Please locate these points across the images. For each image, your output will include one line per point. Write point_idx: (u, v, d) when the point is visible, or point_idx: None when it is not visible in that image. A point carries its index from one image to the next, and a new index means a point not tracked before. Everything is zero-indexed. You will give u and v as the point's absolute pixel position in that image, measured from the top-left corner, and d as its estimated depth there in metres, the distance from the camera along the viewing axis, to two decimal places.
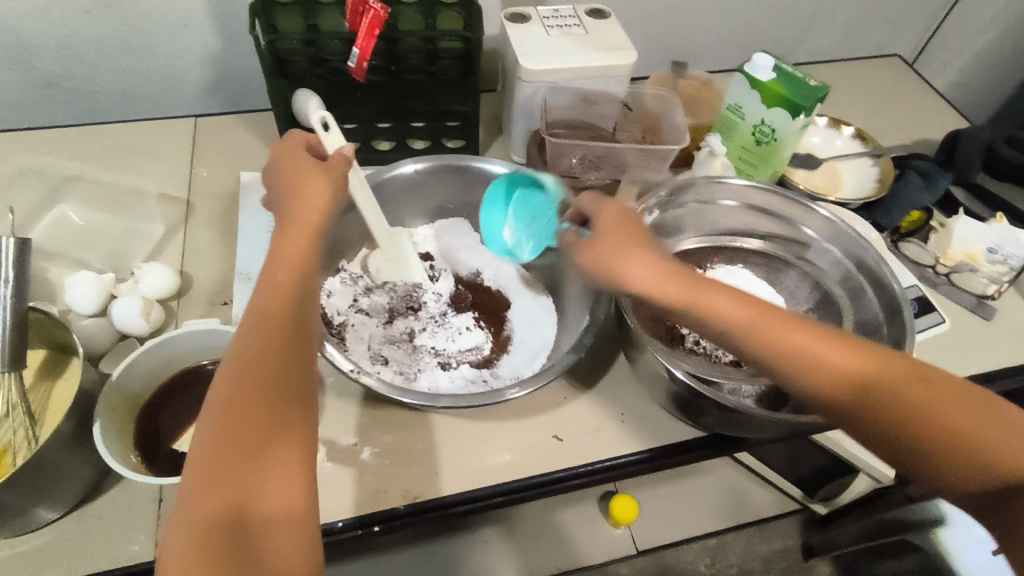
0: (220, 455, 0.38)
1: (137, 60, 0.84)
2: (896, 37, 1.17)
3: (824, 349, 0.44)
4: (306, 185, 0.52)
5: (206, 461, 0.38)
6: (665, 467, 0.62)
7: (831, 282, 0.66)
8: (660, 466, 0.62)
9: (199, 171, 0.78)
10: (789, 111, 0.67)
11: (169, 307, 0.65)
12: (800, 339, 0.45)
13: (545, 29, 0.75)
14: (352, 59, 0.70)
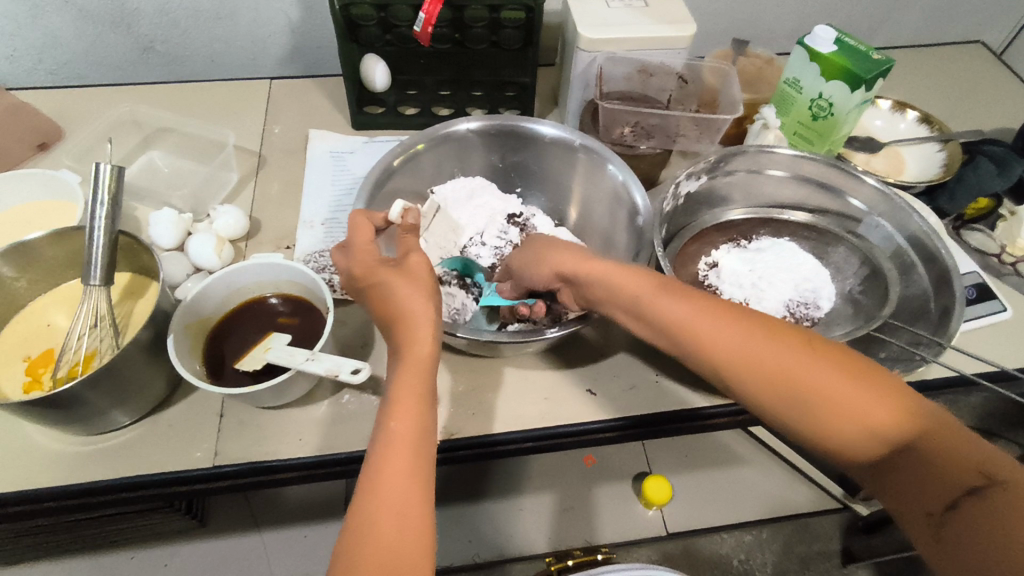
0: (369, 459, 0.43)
1: (226, 26, 0.90)
2: (986, 24, 1.12)
3: (750, 350, 0.46)
4: (394, 282, 0.49)
5: (365, 475, 0.42)
6: (686, 432, 0.63)
7: (881, 256, 0.66)
8: (682, 430, 0.63)
9: (272, 129, 0.83)
10: (849, 85, 0.65)
11: (238, 247, 0.70)
12: (757, 358, 0.46)
13: (606, 2, 0.76)
14: (419, 23, 0.73)
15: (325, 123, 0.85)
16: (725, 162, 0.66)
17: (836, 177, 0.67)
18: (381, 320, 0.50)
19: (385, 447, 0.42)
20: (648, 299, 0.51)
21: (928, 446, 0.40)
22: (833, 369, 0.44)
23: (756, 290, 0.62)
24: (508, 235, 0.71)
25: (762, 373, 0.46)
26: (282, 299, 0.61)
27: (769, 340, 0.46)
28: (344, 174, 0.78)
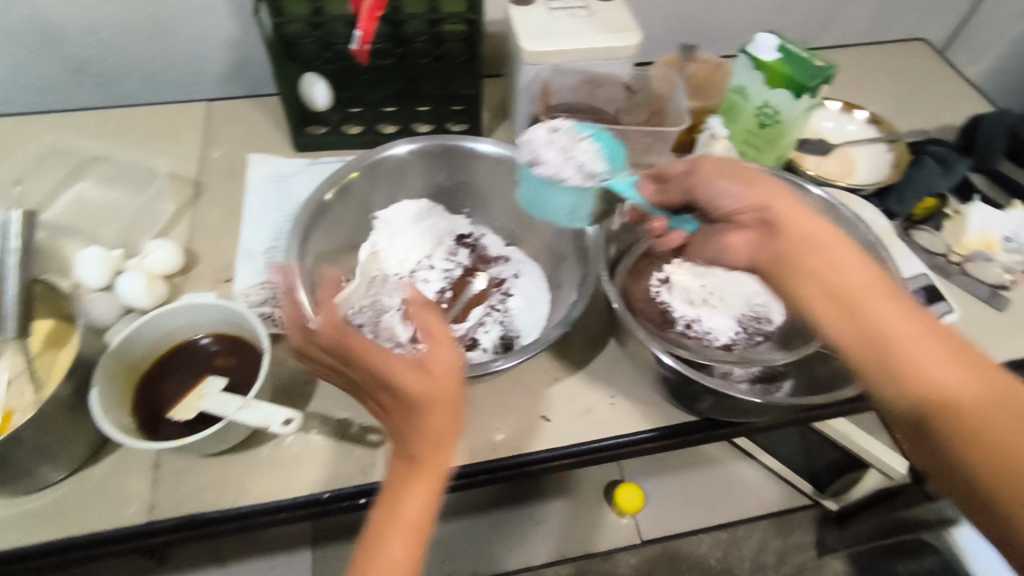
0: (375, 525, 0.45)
1: (160, 46, 0.85)
2: (930, 21, 1.14)
3: (897, 329, 0.43)
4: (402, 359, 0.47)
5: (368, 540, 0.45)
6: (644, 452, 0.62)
7: None
8: (641, 451, 0.61)
9: (210, 153, 0.80)
10: (794, 92, 0.65)
11: (174, 283, 0.67)
12: (912, 339, 0.42)
13: (550, 12, 0.74)
14: (354, 41, 0.70)
15: (267, 146, 0.82)
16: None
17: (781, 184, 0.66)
18: (356, 375, 0.49)
19: (390, 522, 0.45)
20: (828, 269, 0.45)
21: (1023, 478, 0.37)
22: (961, 371, 0.41)
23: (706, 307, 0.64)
24: (457, 257, 0.70)
25: (913, 368, 0.41)
26: (218, 339, 0.59)
27: (916, 329, 0.43)
28: (286, 199, 0.75)
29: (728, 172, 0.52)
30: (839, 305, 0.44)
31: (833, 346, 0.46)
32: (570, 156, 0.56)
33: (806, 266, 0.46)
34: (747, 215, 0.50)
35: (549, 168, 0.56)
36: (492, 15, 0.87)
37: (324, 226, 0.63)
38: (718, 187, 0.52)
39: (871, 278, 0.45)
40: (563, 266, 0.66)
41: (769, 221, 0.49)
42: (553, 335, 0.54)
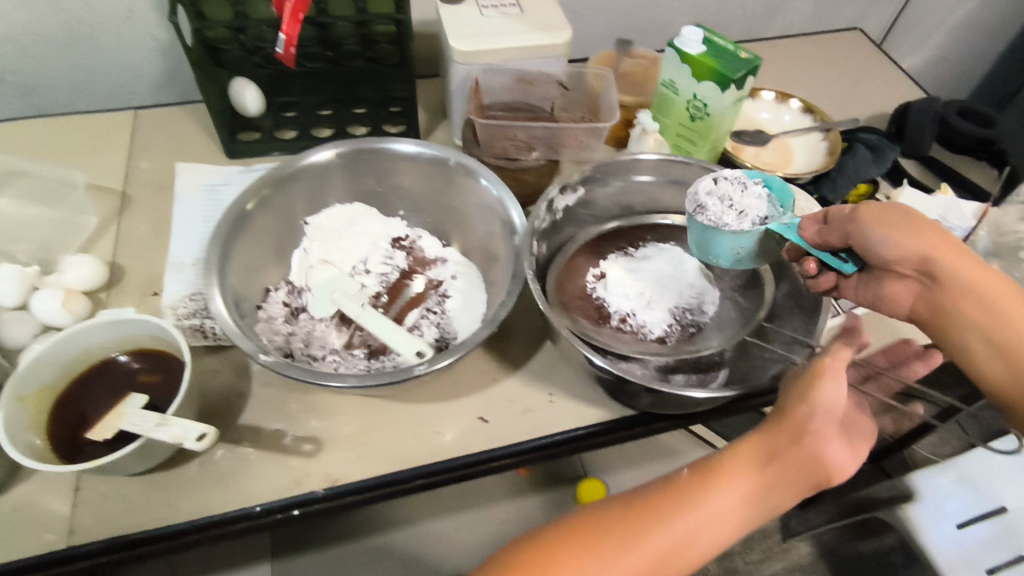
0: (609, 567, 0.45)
1: (85, 54, 0.82)
2: (867, 13, 1.17)
3: None
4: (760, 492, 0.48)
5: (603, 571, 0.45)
6: (585, 448, 0.62)
7: None
8: (580, 447, 0.61)
9: (138, 164, 0.78)
10: (719, 85, 0.66)
11: (98, 298, 0.65)
12: None
13: (480, 10, 0.74)
14: (279, 45, 0.69)
15: (200, 154, 0.80)
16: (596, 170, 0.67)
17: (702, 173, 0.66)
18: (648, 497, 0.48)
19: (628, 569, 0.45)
20: (998, 299, 0.52)
21: None
22: None
23: (644, 301, 0.65)
24: (394, 260, 0.69)
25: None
26: (141, 355, 0.57)
27: None
28: (216, 208, 0.73)
29: (894, 219, 0.54)
30: (998, 338, 0.52)
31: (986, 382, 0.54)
32: (730, 202, 0.58)
33: (971, 311, 0.53)
34: (911, 267, 0.54)
35: (711, 215, 0.58)
36: (427, 14, 0.86)
37: (250, 234, 0.62)
38: (886, 239, 0.53)
39: (1015, 306, 0.52)
40: (498, 265, 0.66)
41: (930, 273, 0.54)
42: (478, 336, 0.53)
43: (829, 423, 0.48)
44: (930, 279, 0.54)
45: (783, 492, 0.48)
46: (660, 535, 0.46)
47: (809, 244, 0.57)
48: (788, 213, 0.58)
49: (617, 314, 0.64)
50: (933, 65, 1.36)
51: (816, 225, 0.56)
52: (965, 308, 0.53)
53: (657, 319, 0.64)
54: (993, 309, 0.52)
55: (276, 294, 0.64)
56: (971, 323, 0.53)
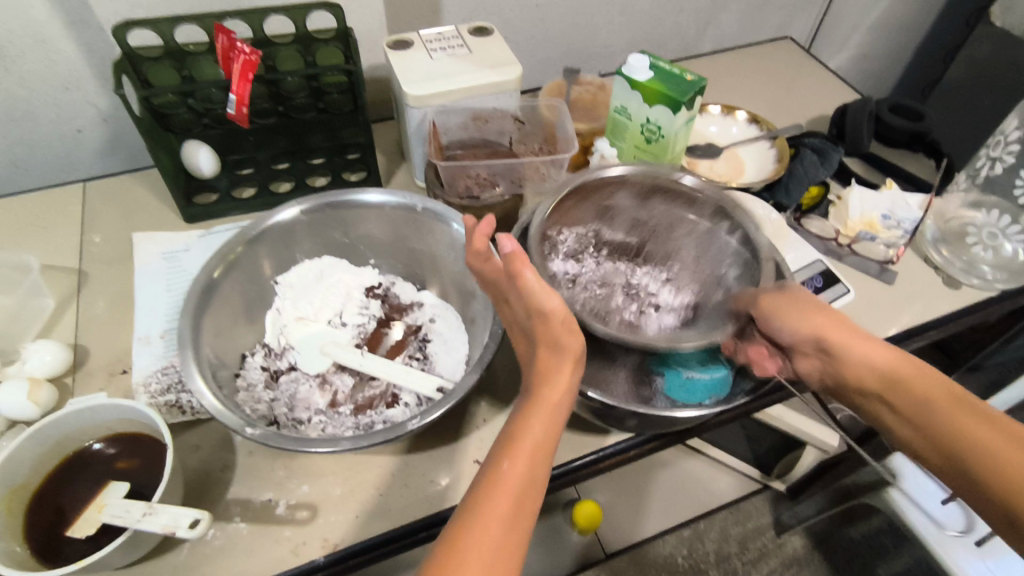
0: (507, 480, 0.42)
1: (23, 129, 0.80)
2: (792, 20, 1.23)
3: (849, 340, 0.56)
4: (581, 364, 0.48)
5: (485, 483, 0.42)
6: (568, 483, 0.61)
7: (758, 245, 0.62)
8: (560, 486, 0.60)
9: (92, 239, 0.76)
10: (670, 107, 0.68)
11: (63, 384, 0.62)
12: (856, 343, 0.55)
13: (428, 53, 0.74)
14: (231, 105, 0.69)
15: (156, 221, 0.78)
16: (560, 199, 0.64)
17: (678, 194, 0.66)
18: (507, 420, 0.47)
19: (493, 479, 0.42)
20: (810, 320, 0.57)
21: (952, 421, 0.49)
22: (903, 368, 0.53)
23: (616, 274, 0.70)
24: (370, 309, 0.69)
25: (863, 359, 0.55)
26: (116, 441, 0.55)
27: (853, 338, 0.56)
28: (178, 276, 0.72)
29: (788, 307, 0.57)
30: (895, 408, 0.53)
31: (866, 369, 0.55)
32: (606, 273, 0.69)
33: (865, 380, 0.55)
34: (802, 345, 0.58)
35: (614, 287, 0.68)
36: (375, 60, 0.87)
37: (222, 302, 0.61)
38: (780, 326, 0.57)
39: (906, 367, 0.53)
40: (476, 305, 0.66)
41: (828, 349, 0.57)
42: (468, 383, 0.54)
43: (542, 333, 0.49)
44: (826, 352, 0.57)
45: (568, 382, 0.47)
46: (529, 438, 0.44)
47: (687, 375, 0.58)
48: (699, 382, 0.58)
49: (591, 282, 0.68)
50: (857, 63, 1.43)
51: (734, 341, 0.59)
52: (868, 376, 0.55)
53: (637, 301, 0.68)
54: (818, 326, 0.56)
55: (254, 358, 0.63)
56: (868, 391, 0.55)
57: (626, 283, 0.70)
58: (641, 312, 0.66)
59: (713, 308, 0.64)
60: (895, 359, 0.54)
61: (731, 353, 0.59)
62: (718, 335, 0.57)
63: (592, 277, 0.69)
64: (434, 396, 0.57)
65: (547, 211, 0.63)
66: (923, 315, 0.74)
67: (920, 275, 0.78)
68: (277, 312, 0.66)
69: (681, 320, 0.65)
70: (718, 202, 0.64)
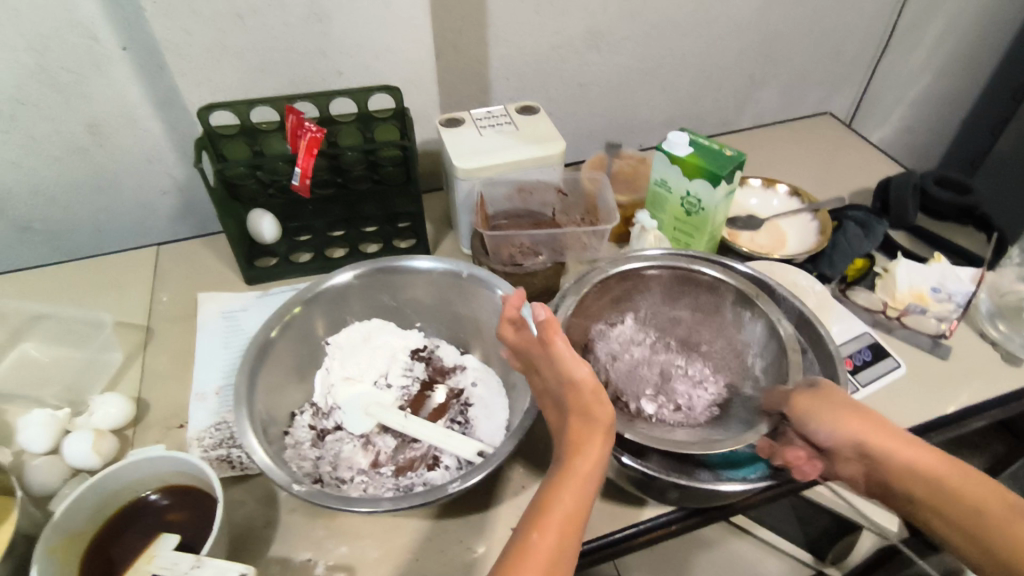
0: (536, 553, 0.43)
1: (109, 198, 0.88)
2: (831, 96, 1.26)
3: (896, 446, 0.54)
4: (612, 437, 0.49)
5: (514, 556, 0.43)
6: (606, 558, 0.60)
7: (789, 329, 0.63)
8: (595, 561, 0.59)
9: (160, 298, 0.81)
10: (710, 181, 0.70)
11: (124, 436, 0.65)
12: (901, 449, 0.54)
13: (478, 130, 0.79)
14: (296, 177, 0.74)
15: (219, 283, 0.83)
16: (581, 296, 0.66)
17: (706, 279, 0.69)
18: (537, 490, 0.48)
19: (522, 552, 0.43)
20: (855, 428, 0.54)
21: (1003, 530, 0.51)
22: (949, 473, 0.53)
23: (656, 363, 0.69)
24: (414, 371, 0.70)
25: (911, 467, 0.53)
26: (169, 493, 0.57)
27: (897, 443, 0.54)
28: (236, 335, 0.76)
29: (830, 412, 0.55)
30: (946, 516, 0.53)
31: (913, 476, 0.53)
32: (643, 360, 0.68)
33: (912, 488, 0.53)
34: (844, 451, 0.55)
35: (650, 371, 0.67)
36: (428, 135, 0.93)
37: (276, 360, 0.64)
38: (823, 431, 0.54)
39: (955, 472, 0.53)
40: (517, 370, 0.67)
41: (871, 456, 0.54)
42: (507, 447, 0.54)
43: (573, 404, 0.49)
44: (870, 460, 0.54)
45: (599, 454, 0.47)
46: (559, 511, 0.45)
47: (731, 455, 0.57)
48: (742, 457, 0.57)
49: (627, 367, 0.67)
50: (902, 135, 1.44)
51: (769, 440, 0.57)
52: (916, 483, 0.53)
53: (674, 393, 0.66)
54: (864, 434, 0.54)
55: (302, 417, 0.65)
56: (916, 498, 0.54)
57: (670, 372, 0.68)
58: (680, 405, 0.65)
59: (741, 400, 0.64)
60: (940, 464, 0.53)
61: (768, 454, 0.57)
62: (750, 433, 0.56)
63: (631, 363, 0.68)
64: (474, 462, 0.58)
65: (570, 301, 0.65)
66: (982, 393, 0.71)
67: (976, 350, 0.75)
68: (327, 372, 0.68)
69: (714, 414, 0.64)
70: (739, 288, 0.67)
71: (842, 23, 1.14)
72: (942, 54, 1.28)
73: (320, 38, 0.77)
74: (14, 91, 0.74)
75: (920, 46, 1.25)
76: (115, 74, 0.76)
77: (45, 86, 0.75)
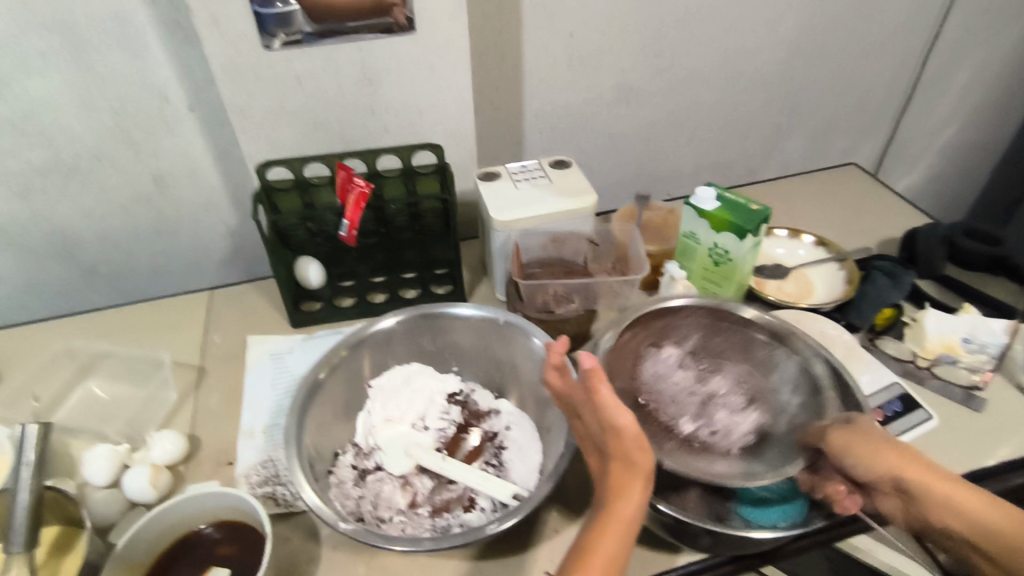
0: None
1: (169, 243, 0.94)
2: (856, 146, 1.28)
3: (928, 479, 0.55)
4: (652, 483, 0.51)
5: None
6: None
7: (819, 373, 0.66)
8: None
9: (212, 339, 0.86)
10: (737, 234, 0.73)
11: (177, 471, 0.69)
12: (934, 482, 0.54)
13: (514, 183, 0.84)
14: (343, 228, 0.80)
15: (267, 325, 0.88)
16: (621, 333, 0.70)
17: (738, 322, 0.72)
18: (579, 531, 0.50)
19: None
20: (887, 459, 0.56)
21: None
22: (983, 507, 0.53)
23: (693, 387, 0.67)
24: (450, 414, 0.73)
25: (946, 501, 0.54)
26: (220, 527, 0.60)
27: (930, 476, 0.55)
28: (283, 375, 0.80)
29: (862, 444, 0.56)
30: (987, 555, 0.52)
31: (948, 511, 0.54)
32: (680, 384, 0.67)
33: (951, 523, 0.53)
34: (881, 485, 0.56)
35: (688, 395, 0.66)
36: (466, 186, 0.98)
37: (324, 401, 0.67)
38: (858, 464, 0.56)
39: (995, 510, 0.53)
40: (551, 415, 0.69)
41: (905, 489, 0.55)
42: (543, 490, 0.57)
43: (615, 449, 0.51)
44: (905, 493, 0.55)
45: (639, 498, 0.49)
46: (601, 555, 0.47)
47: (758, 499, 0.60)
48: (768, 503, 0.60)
49: (664, 393, 0.66)
50: (930, 183, 1.45)
51: (808, 474, 0.60)
52: (951, 518, 0.53)
53: (711, 419, 0.64)
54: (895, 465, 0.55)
55: (345, 457, 0.68)
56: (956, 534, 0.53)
57: (708, 394, 0.66)
58: (716, 430, 0.63)
59: (779, 436, 0.63)
60: (974, 498, 0.54)
61: (809, 488, 0.60)
62: (791, 468, 0.58)
63: (668, 387, 0.66)
64: (510, 504, 0.60)
65: (613, 339, 0.69)
66: (1017, 446, 0.70)
67: (1010, 402, 0.75)
68: (368, 414, 0.72)
69: (753, 444, 0.62)
70: (772, 328, 0.70)
71: (866, 76, 1.17)
72: (969, 103, 1.30)
73: (371, 99, 0.83)
74: (93, 148, 0.81)
75: (945, 95, 1.27)
76: (183, 131, 0.83)
77: (120, 143, 0.82)
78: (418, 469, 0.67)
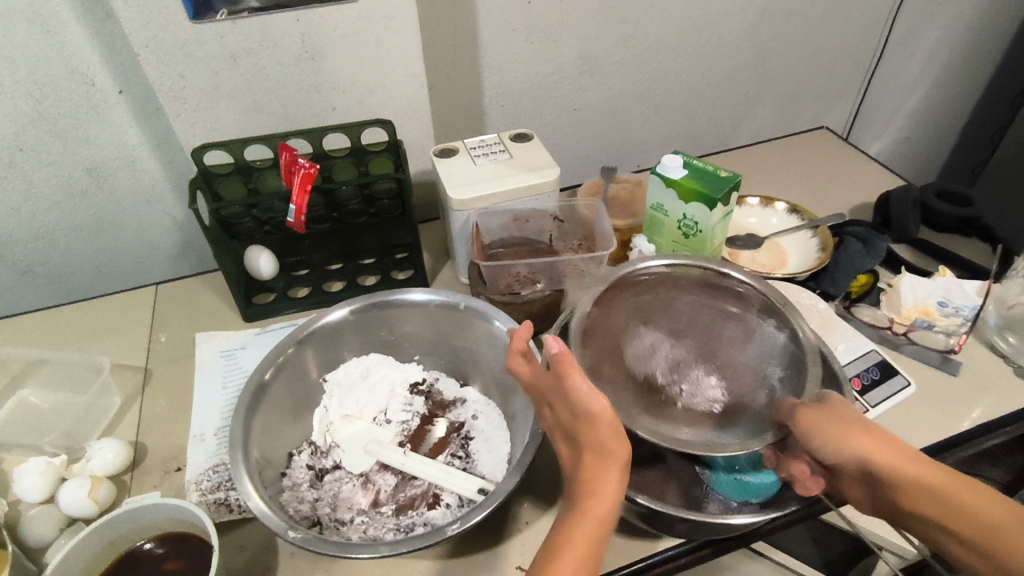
0: None
1: (110, 239, 0.88)
2: (827, 110, 1.26)
3: (900, 461, 0.52)
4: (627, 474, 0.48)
5: None
6: None
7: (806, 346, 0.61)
8: None
9: (159, 339, 0.81)
10: (706, 204, 0.70)
11: (121, 481, 0.65)
12: (905, 464, 0.52)
13: (472, 160, 0.79)
14: (290, 214, 0.74)
15: (218, 321, 0.83)
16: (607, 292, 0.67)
17: (723, 289, 0.68)
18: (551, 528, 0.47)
19: None
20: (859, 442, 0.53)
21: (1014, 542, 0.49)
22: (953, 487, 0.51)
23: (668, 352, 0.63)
24: (414, 406, 0.70)
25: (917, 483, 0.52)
26: (165, 541, 0.56)
27: (901, 458, 0.52)
28: (234, 373, 0.75)
29: (833, 427, 0.53)
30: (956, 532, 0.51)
31: (920, 493, 0.52)
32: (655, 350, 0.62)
33: (920, 504, 0.52)
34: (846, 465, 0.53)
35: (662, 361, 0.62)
36: (424, 166, 0.93)
37: (271, 403, 0.63)
38: (824, 447, 0.53)
39: (964, 485, 0.52)
40: (517, 402, 0.66)
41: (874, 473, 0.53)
42: (508, 485, 0.53)
43: (587, 439, 0.48)
44: (874, 477, 0.53)
45: (614, 493, 0.47)
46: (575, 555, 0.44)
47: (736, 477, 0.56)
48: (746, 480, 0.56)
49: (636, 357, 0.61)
50: (902, 146, 1.43)
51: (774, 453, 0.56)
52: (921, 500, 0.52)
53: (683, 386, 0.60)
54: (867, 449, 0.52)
55: (300, 457, 0.64)
56: (925, 516, 0.52)
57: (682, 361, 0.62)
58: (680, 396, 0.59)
59: (755, 408, 0.58)
60: (945, 476, 0.52)
61: (774, 466, 0.56)
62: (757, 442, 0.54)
63: (641, 350, 0.62)
64: (475, 500, 0.56)
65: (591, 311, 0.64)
66: (995, 409, 0.69)
67: (985, 364, 0.74)
68: (325, 411, 0.68)
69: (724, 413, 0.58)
70: (764, 300, 0.66)
71: (836, 38, 1.14)
72: (938, 63, 1.28)
73: (314, 75, 0.78)
74: (14, 138, 0.75)
75: (916, 55, 1.25)
76: (115, 117, 0.77)
77: (43, 132, 0.75)
78: (379, 466, 0.63)
